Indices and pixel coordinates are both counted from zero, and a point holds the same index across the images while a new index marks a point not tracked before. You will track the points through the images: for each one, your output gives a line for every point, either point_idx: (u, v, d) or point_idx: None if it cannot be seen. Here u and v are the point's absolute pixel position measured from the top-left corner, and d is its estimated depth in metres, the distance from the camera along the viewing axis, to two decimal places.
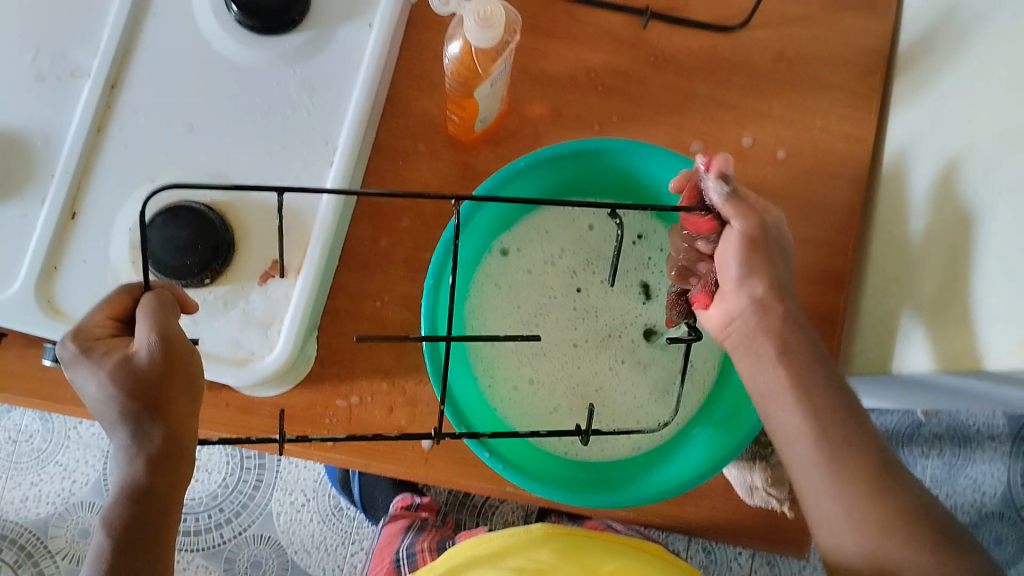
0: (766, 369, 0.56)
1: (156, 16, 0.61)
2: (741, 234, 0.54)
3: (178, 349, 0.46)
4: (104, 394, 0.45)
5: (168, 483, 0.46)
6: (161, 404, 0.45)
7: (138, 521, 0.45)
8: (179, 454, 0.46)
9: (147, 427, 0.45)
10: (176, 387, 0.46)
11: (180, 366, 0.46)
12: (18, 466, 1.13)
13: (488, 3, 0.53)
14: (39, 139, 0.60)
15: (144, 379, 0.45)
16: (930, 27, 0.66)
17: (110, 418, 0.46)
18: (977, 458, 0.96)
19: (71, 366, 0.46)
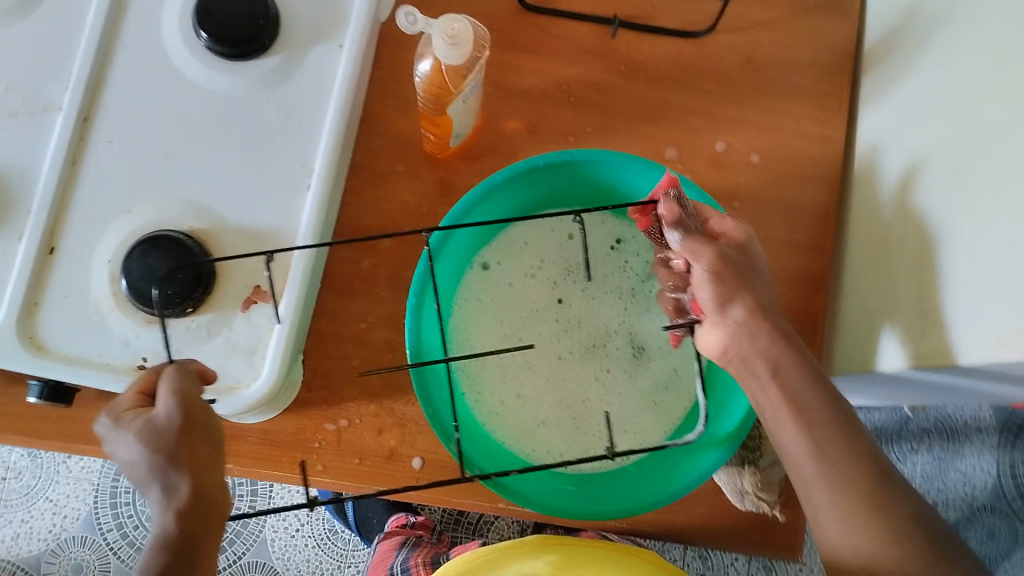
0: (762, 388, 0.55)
1: (126, 47, 0.61)
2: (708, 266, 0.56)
3: (196, 408, 0.48)
4: (133, 457, 0.46)
5: (202, 535, 0.46)
6: (184, 460, 0.46)
7: (173, 575, 0.44)
8: (207, 508, 0.46)
9: (174, 481, 0.46)
10: (197, 442, 0.47)
11: (201, 426, 0.48)
12: (8, 504, 1.12)
13: (454, 21, 0.53)
14: (15, 175, 0.60)
15: (167, 435, 0.46)
16: (895, 25, 0.67)
17: (140, 481, 0.47)
18: (966, 453, 1.05)
19: (106, 443, 0.48)
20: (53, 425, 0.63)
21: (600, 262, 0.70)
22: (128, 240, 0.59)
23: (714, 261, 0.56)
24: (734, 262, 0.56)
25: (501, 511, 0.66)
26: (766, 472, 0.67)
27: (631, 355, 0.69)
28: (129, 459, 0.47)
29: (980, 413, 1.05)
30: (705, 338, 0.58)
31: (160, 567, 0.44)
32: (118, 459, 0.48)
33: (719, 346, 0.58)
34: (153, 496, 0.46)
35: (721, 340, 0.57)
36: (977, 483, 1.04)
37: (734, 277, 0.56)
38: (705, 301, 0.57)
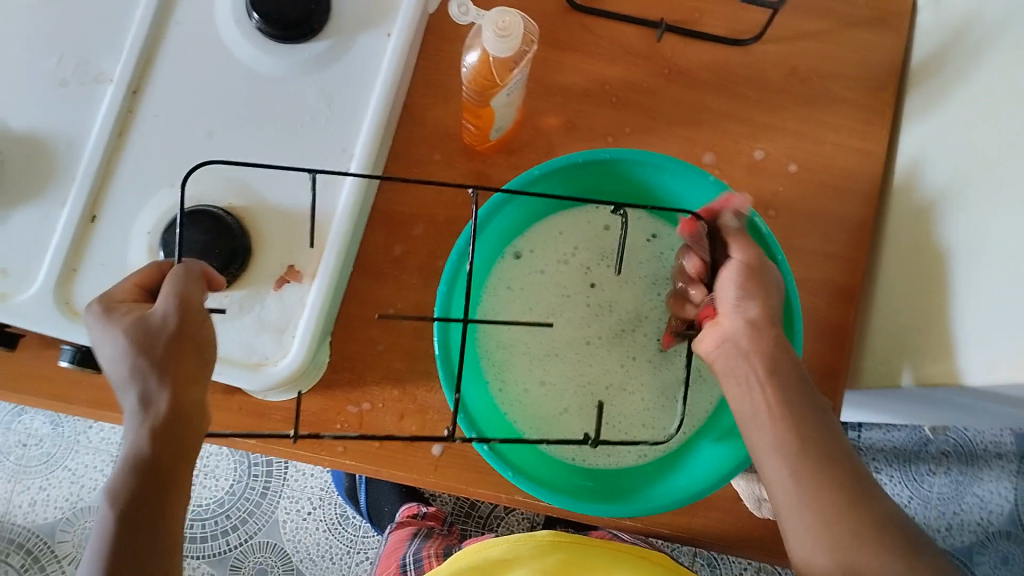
0: (751, 392, 0.56)
1: (178, 24, 0.62)
2: (740, 262, 0.57)
3: (192, 319, 0.48)
4: (118, 352, 0.47)
5: (173, 452, 0.46)
6: (168, 370, 0.47)
7: (142, 492, 0.45)
8: (183, 427, 0.47)
9: (153, 392, 0.46)
10: (185, 355, 0.47)
11: (193, 337, 0.48)
12: (26, 470, 1.13)
13: (506, 14, 0.54)
14: (62, 143, 0.61)
15: (158, 341, 0.47)
16: (943, 43, 0.66)
17: (121, 379, 0.47)
18: (984, 478, 1.04)
19: (94, 332, 0.49)
20: (83, 391, 0.64)
21: (634, 255, 0.70)
22: (167, 213, 0.60)
23: (751, 260, 0.57)
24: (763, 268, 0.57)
25: (518, 503, 0.66)
26: None
27: (658, 348, 0.69)
28: (114, 353, 0.47)
29: (1001, 439, 1.05)
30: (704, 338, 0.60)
31: (132, 484, 0.45)
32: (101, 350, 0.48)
33: (715, 341, 0.58)
34: (131, 400, 0.47)
35: (720, 339, 0.58)
36: (994, 508, 1.03)
37: (756, 280, 0.57)
38: (727, 300, 0.58)
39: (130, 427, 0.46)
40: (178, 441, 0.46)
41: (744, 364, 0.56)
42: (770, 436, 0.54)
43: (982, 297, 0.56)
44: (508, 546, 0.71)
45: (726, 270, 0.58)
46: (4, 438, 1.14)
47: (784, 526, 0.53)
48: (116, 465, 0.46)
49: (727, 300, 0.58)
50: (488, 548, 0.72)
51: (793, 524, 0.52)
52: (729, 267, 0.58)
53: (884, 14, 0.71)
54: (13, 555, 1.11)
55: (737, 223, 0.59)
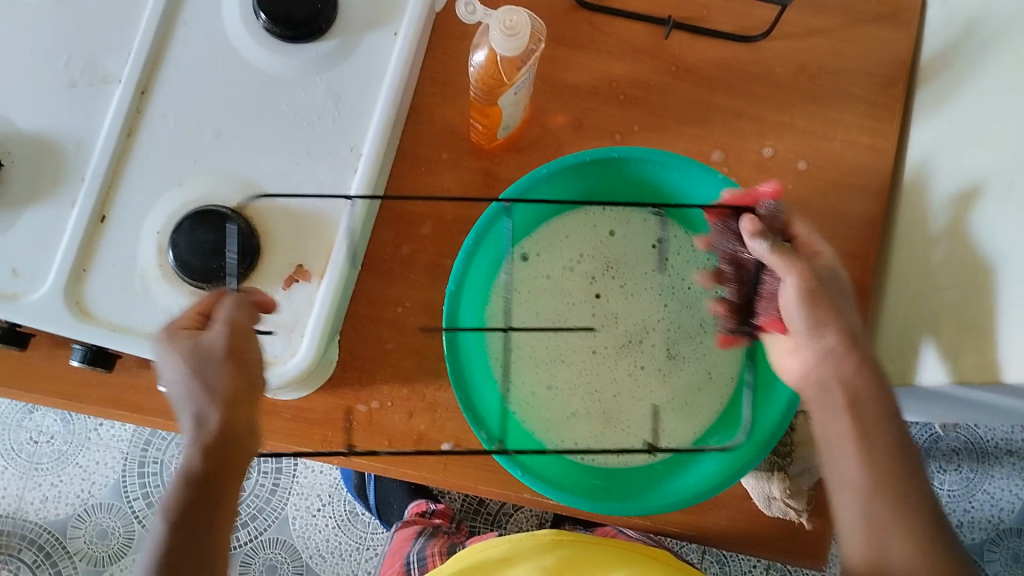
0: (834, 417, 0.55)
1: (185, 24, 0.62)
2: (796, 285, 0.54)
3: (239, 341, 0.52)
4: (176, 376, 0.51)
5: (221, 469, 0.49)
6: (219, 390, 0.50)
7: (196, 506, 0.48)
8: (231, 445, 0.50)
9: (205, 412, 0.50)
10: (234, 375, 0.51)
11: (240, 359, 0.51)
12: (39, 467, 1.14)
13: (513, 13, 0.54)
14: (71, 143, 0.61)
15: (210, 363, 0.50)
16: (953, 39, 0.66)
17: (178, 400, 0.51)
18: (995, 475, 1.03)
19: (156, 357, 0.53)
20: (93, 390, 0.64)
21: (640, 262, 0.70)
22: (175, 214, 0.60)
23: (806, 280, 0.54)
24: (824, 285, 0.55)
25: (527, 502, 0.66)
26: (794, 480, 0.66)
27: (665, 356, 0.69)
28: (171, 376, 0.51)
29: (1012, 436, 1.04)
30: (789, 363, 0.59)
31: (184, 498, 0.48)
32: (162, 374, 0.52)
33: (800, 369, 0.58)
34: (186, 420, 0.50)
35: (807, 366, 0.57)
36: (1005, 506, 1.03)
37: (821, 299, 0.54)
38: (797, 326, 0.56)
39: (186, 444, 0.50)
40: (227, 460, 0.49)
41: (830, 391, 0.55)
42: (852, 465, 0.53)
43: (991, 297, 0.56)
44: (510, 545, 0.71)
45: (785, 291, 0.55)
46: (16, 435, 1.15)
47: (840, 523, 0.54)
48: (172, 481, 0.49)
49: (801, 326, 0.56)
50: (489, 548, 0.72)
51: (849, 536, 0.52)
52: (787, 289, 0.55)
53: (894, 9, 0.70)
54: (26, 551, 1.12)
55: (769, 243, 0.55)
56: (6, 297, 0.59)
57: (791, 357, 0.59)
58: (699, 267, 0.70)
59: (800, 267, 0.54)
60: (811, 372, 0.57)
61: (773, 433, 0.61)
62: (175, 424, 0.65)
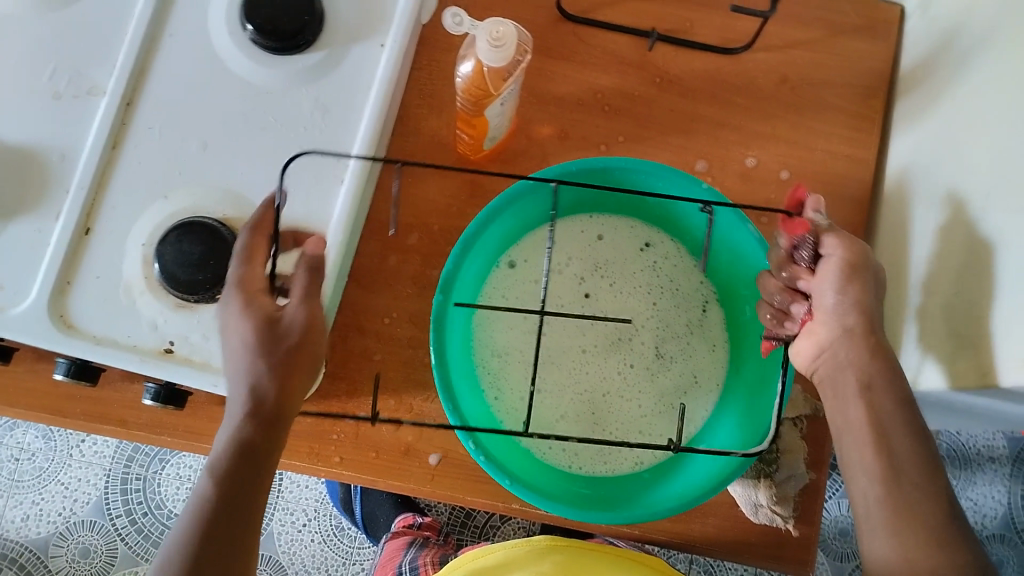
0: (849, 403, 0.56)
1: (171, 36, 0.62)
2: (840, 259, 0.56)
3: (309, 332, 0.54)
4: (242, 342, 0.53)
5: (269, 444, 0.52)
6: (281, 373, 0.53)
7: (240, 475, 0.50)
8: (280, 421, 0.53)
9: (265, 388, 0.52)
10: (298, 360, 0.54)
11: (306, 346, 0.54)
12: (20, 485, 1.13)
13: (500, 24, 0.54)
14: (55, 156, 0.61)
15: (283, 341, 0.53)
16: (931, 50, 0.67)
17: (235, 369, 0.53)
18: (978, 481, 1.05)
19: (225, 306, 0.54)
20: (76, 404, 0.64)
21: (628, 262, 0.71)
22: (161, 225, 0.60)
23: (849, 258, 0.56)
24: (865, 267, 0.56)
25: (515, 512, 0.66)
26: (781, 486, 0.66)
27: (654, 355, 0.69)
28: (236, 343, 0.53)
29: (994, 443, 1.06)
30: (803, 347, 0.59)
31: (231, 465, 0.50)
32: (224, 331, 0.54)
33: (812, 351, 0.59)
34: (234, 399, 0.52)
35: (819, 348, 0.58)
36: (988, 512, 1.04)
37: (858, 274, 0.56)
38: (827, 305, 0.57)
39: (234, 416, 0.52)
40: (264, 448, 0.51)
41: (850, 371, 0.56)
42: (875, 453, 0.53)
43: (970, 301, 0.57)
44: (505, 551, 0.72)
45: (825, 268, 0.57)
46: None
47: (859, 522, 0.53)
48: (216, 450, 0.51)
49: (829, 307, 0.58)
50: (484, 555, 0.72)
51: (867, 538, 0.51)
52: (829, 266, 0.57)
53: (873, 22, 0.72)
54: (6, 570, 1.11)
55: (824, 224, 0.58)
56: None
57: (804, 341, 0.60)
58: (685, 268, 0.71)
59: (852, 248, 0.56)
60: (825, 352, 0.58)
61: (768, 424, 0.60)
62: (159, 438, 0.64)
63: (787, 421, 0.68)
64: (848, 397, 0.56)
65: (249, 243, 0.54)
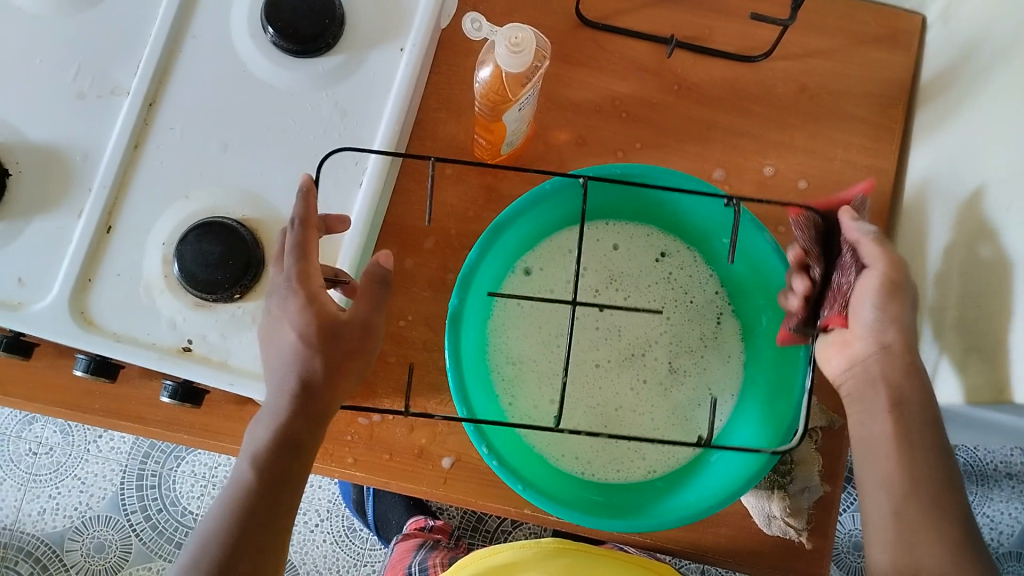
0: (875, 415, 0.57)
1: (195, 38, 0.63)
2: (880, 278, 0.55)
3: (359, 330, 0.55)
4: (295, 340, 0.53)
5: (299, 442, 0.53)
6: (330, 371, 0.53)
7: (279, 468, 0.53)
8: (316, 417, 0.54)
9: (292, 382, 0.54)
10: (348, 362, 0.54)
11: (356, 346, 0.55)
12: (37, 479, 1.14)
13: (518, 30, 0.54)
14: (79, 155, 0.61)
15: (336, 343, 0.54)
16: (952, 61, 0.67)
17: (282, 367, 0.53)
18: (995, 498, 1.05)
19: (280, 298, 0.53)
20: (96, 400, 0.65)
21: (644, 272, 0.71)
22: (181, 225, 0.61)
23: (891, 274, 0.55)
24: (907, 282, 0.55)
25: (527, 517, 0.66)
26: (795, 498, 0.65)
27: (666, 370, 0.70)
28: (287, 340, 0.53)
29: (1012, 459, 1.05)
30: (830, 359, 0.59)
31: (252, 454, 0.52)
32: (274, 325, 0.54)
33: (843, 364, 0.59)
34: (271, 399, 0.54)
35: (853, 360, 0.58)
36: (1004, 529, 1.04)
37: (896, 293, 0.55)
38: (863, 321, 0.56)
39: (275, 410, 0.53)
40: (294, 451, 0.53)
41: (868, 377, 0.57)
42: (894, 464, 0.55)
43: (988, 313, 0.56)
44: (513, 551, 0.76)
45: (864, 283, 0.55)
46: (15, 446, 1.15)
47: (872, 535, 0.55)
48: (262, 443, 0.53)
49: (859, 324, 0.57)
50: (493, 555, 0.76)
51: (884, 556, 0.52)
52: (870, 282, 0.55)
53: (893, 31, 0.71)
54: (23, 563, 1.12)
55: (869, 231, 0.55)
56: (11, 305, 0.60)
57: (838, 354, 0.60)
58: (701, 280, 0.71)
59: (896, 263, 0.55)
60: (858, 366, 0.58)
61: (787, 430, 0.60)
62: (176, 435, 0.65)
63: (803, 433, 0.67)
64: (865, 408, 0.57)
65: (304, 239, 0.52)
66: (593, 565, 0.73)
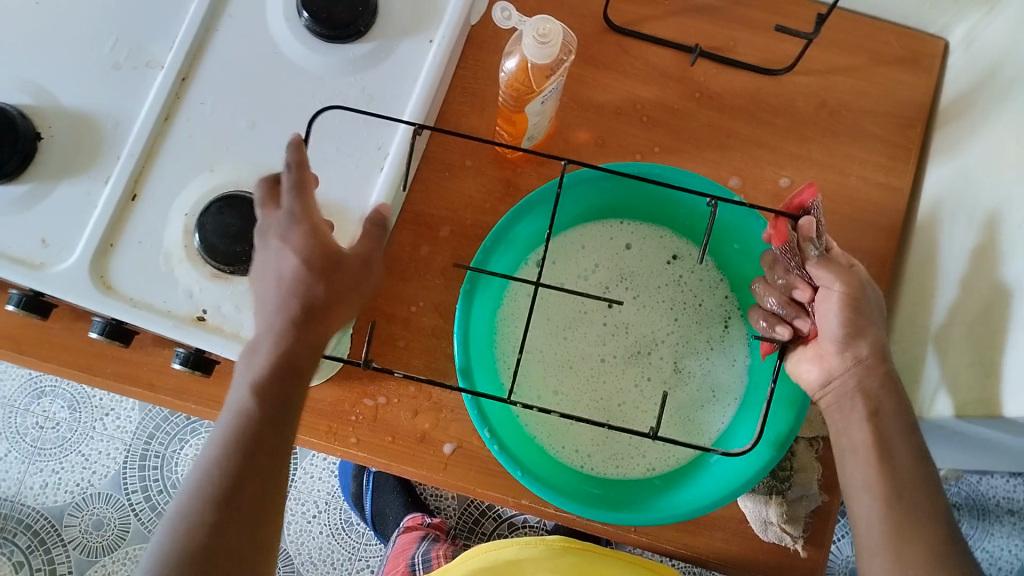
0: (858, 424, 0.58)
1: (230, 18, 0.64)
2: (843, 294, 0.57)
3: (358, 262, 0.56)
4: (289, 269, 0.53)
5: (282, 404, 0.54)
6: (322, 311, 0.55)
7: (270, 436, 0.54)
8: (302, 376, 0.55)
9: (301, 356, 0.54)
10: (342, 298, 0.55)
11: (354, 277, 0.55)
12: (42, 453, 1.15)
13: (547, 21, 0.56)
14: (110, 123, 0.63)
15: (333, 276, 0.54)
16: (971, 85, 0.67)
17: (279, 296, 0.54)
18: (994, 533, 1.06)
19: (279, 228, 0.53)
20: (109, 364, 0.66)
21: (654, 273, 0.72)
22: (204, 197, 0.62)
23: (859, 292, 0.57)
24: (865, 299, 0.58)
25: (524, 507, 0.66)
26: (793, 505, 0.66)
27: (671, 369, 0.71)
28: (291, 265, 0.53)
29: (1014, 496, 1.06)
30: (812, 372, 0.61)
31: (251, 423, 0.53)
32: (269, 251, 0.54)
33: (821, 379, 0.60)
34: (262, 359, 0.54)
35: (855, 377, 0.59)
36: (1003, 565, 1.05)
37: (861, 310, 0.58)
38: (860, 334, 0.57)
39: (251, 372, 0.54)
40: (291, 379, 0.54)
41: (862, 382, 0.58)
42: (884, 470, 0.57)
43: (994, 331, 0.57)
44: (517, 548, 0.78)
45: (826, 299, 0.58)
46: (22, 419, 1.16)
47: (868, 547, 0.56)
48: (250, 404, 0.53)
49: (837, 334, 0.58)
50: (498, 549, 0.78)
51: None
52: (831, 297, 0.58)
53: (916, 54, 0.72)
54: (20, 535, 1.13)
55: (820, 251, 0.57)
56: (32, 265, 0.61)
57: (812, 365, 0.61)
58: (711, 285, 0.72)
59: (847, 278, 0.57)
60: (835, 380, 0.60)
61: (788, 435, 0.60)
62: (185, 404, 0.66)
63: (803, 441, 0.68)
64: (857, 420, 0.59)
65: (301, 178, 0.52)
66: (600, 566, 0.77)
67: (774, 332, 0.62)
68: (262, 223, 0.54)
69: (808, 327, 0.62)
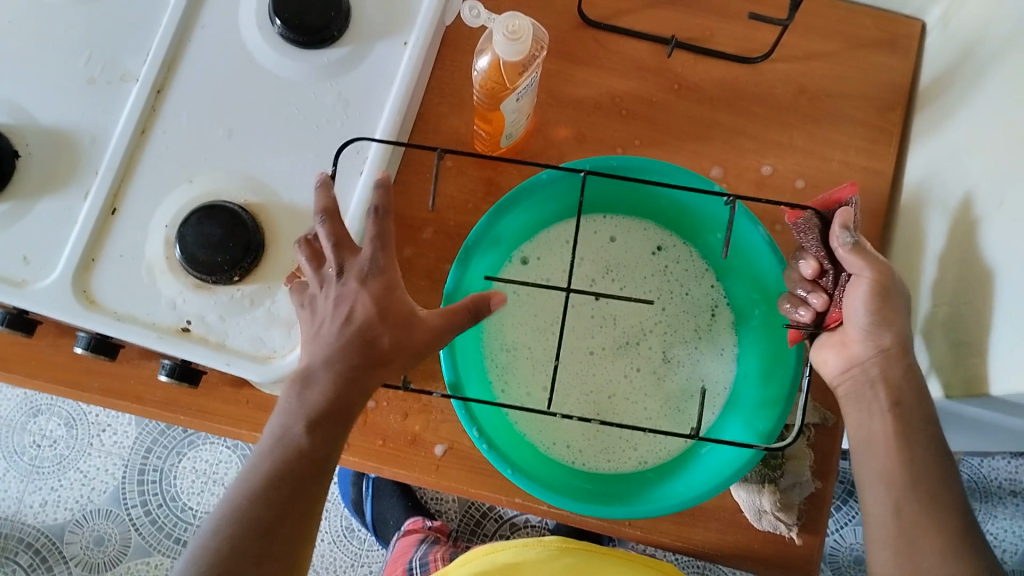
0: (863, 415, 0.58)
1: (202, 28, 0.64)
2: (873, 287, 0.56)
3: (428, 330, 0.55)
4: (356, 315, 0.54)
5: (317, 441, 0.53)
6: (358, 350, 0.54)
7: (295, 472, 0.51)
8: (336, 416, 0.53)
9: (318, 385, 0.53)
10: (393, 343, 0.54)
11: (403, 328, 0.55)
12: (40, 471, 1.15)
13: (515, 18, 0.56)
14: (86, 138, 0.63)
15: (385, 320, 0.54)
16: (949, 65, 0.67)
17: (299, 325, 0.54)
18: (998, 515, 1.05)
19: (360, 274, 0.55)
20: (97, 379, 0.66)
21: (640, 265, 0.72)
22: (185, 208, 0.62)
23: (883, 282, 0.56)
24: (895, 287, 0.56)
25: (518, 506, 0.66)
26: (785, 494, 0.66)
27: (661, 358, 0.71)
28: (362, 312, 0.54)
29: (1017, 477, 1.06)
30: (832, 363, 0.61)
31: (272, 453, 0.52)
32: (347, 291, 0.55)
33: (842, 369, 0.60)
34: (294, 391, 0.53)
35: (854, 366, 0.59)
36: (1008, 547, 1.05)
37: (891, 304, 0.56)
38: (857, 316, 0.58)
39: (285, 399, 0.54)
40: (326, 420, 0.53)
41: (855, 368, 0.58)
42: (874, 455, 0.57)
43: (979, 310, 0.57)
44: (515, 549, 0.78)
45: (855, 287, 0.57)
46: (19, 438, 1.16)
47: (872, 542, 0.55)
48: (274, 438, 0.53)
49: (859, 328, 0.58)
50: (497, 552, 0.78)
51: None
52: (861, 285, 0.56)
53: (893, 35, 0.72)
54: (22, 554, 1.13)
55: (851, 240, 0.56)
56: (15, 282, 0.61)
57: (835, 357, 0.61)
58: (697, 274, 0.72)
59: (880, 269, 0.56)
60: (857, 369, 0.59)
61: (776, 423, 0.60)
62: (174, 415, 0.66)
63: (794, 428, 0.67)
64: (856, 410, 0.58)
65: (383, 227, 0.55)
66: (597, 564, 0.76)
67: (796, 313, 0.62)
68: (343, 264, 0.55)
69: (819, 303, 0.60)
